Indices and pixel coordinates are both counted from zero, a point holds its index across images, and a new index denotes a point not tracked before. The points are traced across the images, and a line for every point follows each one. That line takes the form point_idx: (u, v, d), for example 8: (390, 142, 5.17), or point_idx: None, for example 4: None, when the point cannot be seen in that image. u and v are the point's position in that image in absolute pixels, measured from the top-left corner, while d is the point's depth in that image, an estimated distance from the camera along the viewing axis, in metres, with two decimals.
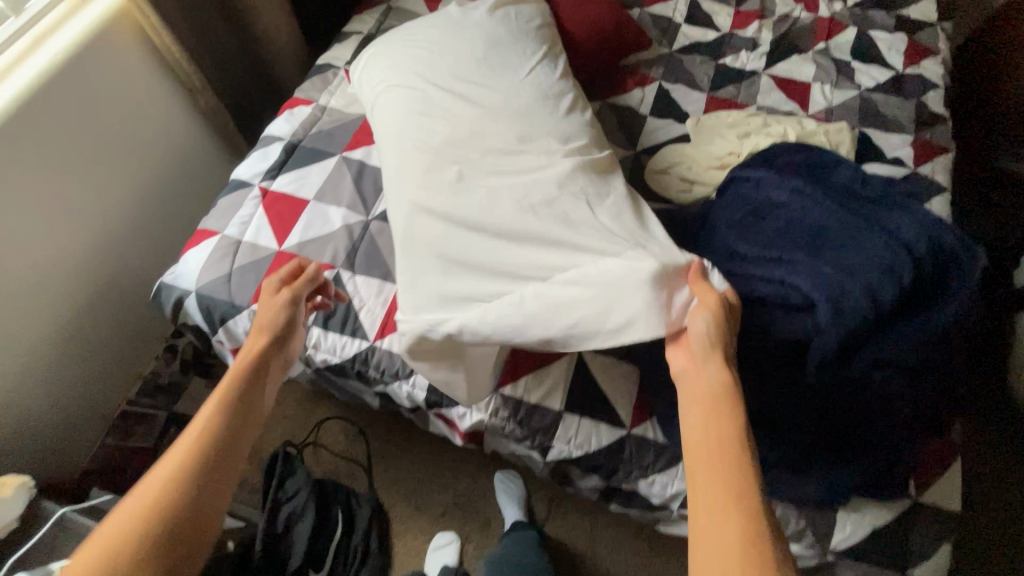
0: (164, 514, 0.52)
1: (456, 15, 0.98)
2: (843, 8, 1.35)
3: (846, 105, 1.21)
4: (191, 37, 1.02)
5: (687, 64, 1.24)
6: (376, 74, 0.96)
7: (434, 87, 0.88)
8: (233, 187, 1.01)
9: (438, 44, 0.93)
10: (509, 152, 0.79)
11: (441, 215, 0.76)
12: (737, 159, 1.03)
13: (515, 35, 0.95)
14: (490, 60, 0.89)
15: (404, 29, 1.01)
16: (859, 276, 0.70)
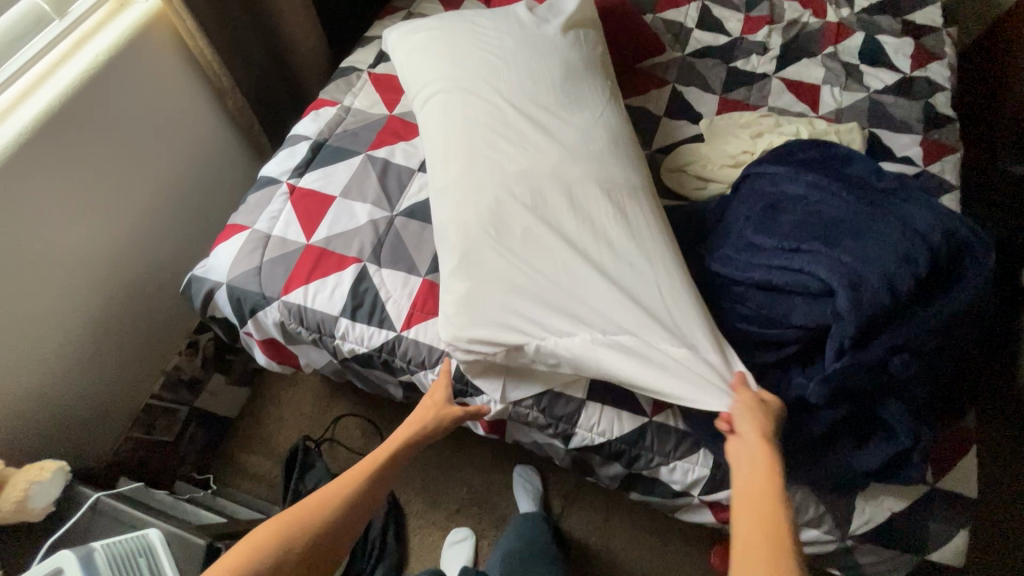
0: (320, 519, 0.69)
1: (528, 20, 0.90)
2: (850, 14, 1.38)
3: (855, 107, 1.24)
4: (223, 41, 1.06)
5: (699, 68, 1.27)
6: (431, 69, 0.88)
7: (508, 105, 0.82)
8: (262, 184, 1.04)
9: (509, 53, 0.86)
10: (583, 194, 0.77)
11: (506, 244, 0.75)
12: (751, 157, 1.06)
13: (588, 65, 0.88)
14: (567, 86, 0.84)
15: (467, 20, 0.90)
16: (875, 263, 0.72)
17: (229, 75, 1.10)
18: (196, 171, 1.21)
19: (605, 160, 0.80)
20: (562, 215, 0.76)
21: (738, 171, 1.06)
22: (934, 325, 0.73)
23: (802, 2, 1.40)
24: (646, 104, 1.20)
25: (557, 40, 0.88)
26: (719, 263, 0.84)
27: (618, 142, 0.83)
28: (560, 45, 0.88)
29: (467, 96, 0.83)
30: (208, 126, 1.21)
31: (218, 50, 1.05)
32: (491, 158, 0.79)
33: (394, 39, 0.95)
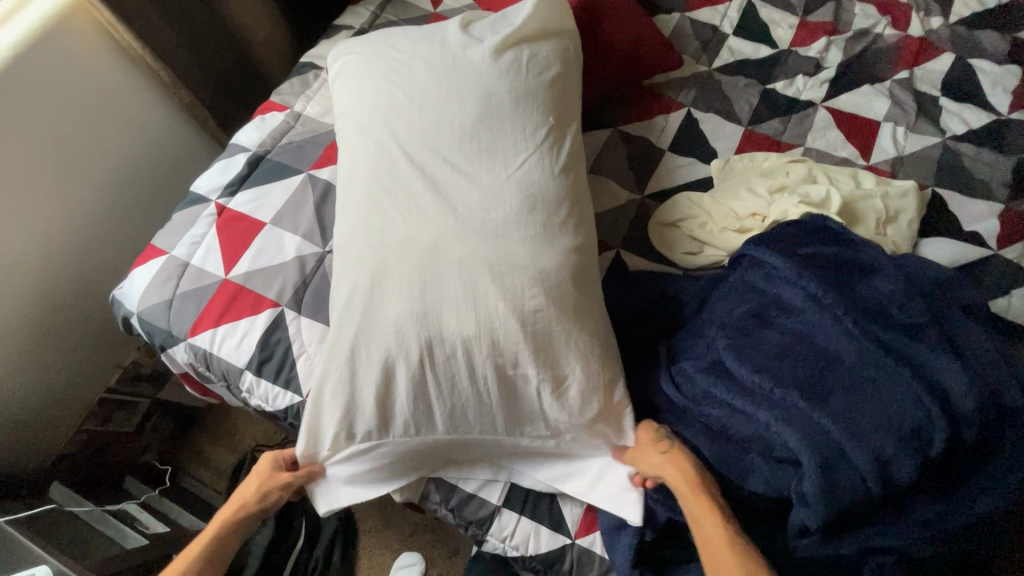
0: None
1: (458, 37, 0.71)
2: (940, 26, 1.08)
3: (921, 156, 0.97)
4: (160, 29, 0.92)
5: (725, 89, 1.04)
6: (344, 101, 0.73)
7: (401, 152, 0.64)
8: (191, 202, 0.95)
9: (419, 81, 0.67)
10: (469, 285, 0.59)
11: (376, 341, 0.61)
12: (760, 224, 0.84)
13: (519, 98, 0.67)
14: (481, 125, 0.64)
15: (389, 41, 0.74)
16: (867, 439, 0.55)
17: (174, 69, 0.97)
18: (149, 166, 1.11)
19: (507, 231, 0.61)
20: (446, 310, 0.59)
21: (742, 240, 0.85)
22: (926, 532, 0.55)
23: (878, 6, 1.10)
24: (649, 136, 0.99)
25: (483, 62, 0.68)
26: (676, 385, 0.68)
27: (537, 206, 0.62)
28: (483, 70, 0.68)
29: (363, 140, 0.68)
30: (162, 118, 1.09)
31: (155, 40, 0.92)
32: (373, 225, 0.63)
33: (330, 57, 0.80)
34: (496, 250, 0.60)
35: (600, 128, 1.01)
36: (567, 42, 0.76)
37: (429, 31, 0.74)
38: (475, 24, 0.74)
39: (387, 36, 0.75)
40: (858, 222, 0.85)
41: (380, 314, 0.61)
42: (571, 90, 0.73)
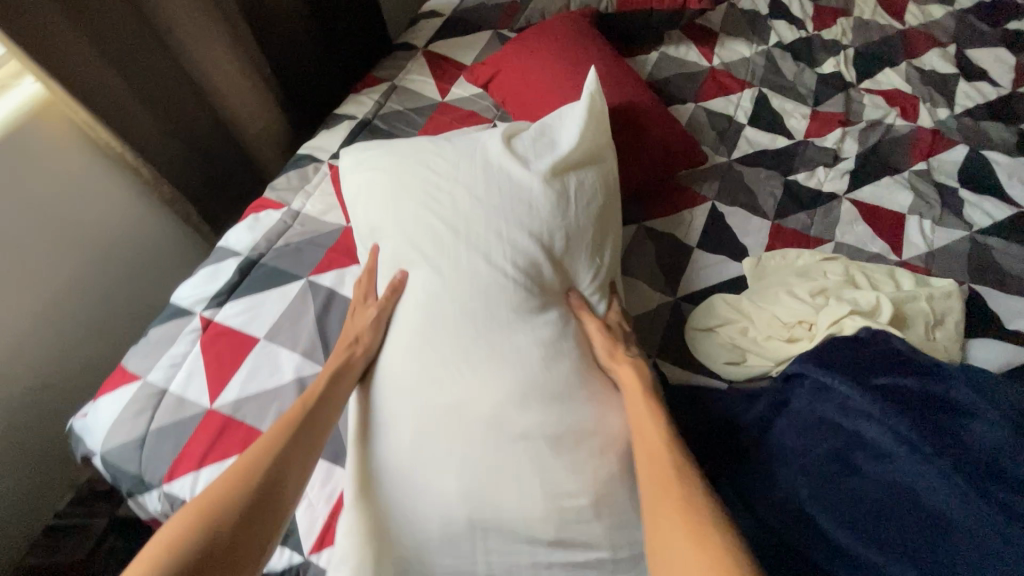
0: (240, 484, 0.52)
1: (499, 157, 0.68)
2: (948, 117, 1.09)
3: (951, 250, 0.95)
4: (147, 127, 0.84)
5: (747, 180, 1.00)
6: (380, 224, 0.70)
7: (450, 296, 0.61)
8: (173, 315, 0.83)
9: (465, 215, 0.65)
10: (533, 448, 0.53)
11: (420, 512, 0.53)
12: (809, 335, 0.78)
13: (569, 239, 0.66)
14: (532, 268, 0.63)
15: (426, 160, 0.70)
16: None
17: (160, 168, 0.88)
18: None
19: (571, 387, 0.57)
20: (506, 479, 0.52)
21: (790, 350, 0.79)
22: None
23: (885, 97, 1.11)
24: (676, 232, 0.94)
25: (531, 194, 0.66)
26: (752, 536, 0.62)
27: (590, 357, 0.61)
28: (530, 204, 0.66)
29: (408, 276, 0.65)
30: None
31: (141, 139, 0.84)
32: (420, 374, 0.58)
33: (351, 165, 0.75)
34: (558, 416, 0.55)
35: (625, 224, 0.96)
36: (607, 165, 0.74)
37: (468, 146, 0.71)
38: (518, 141, 0.72)
39: (423, 152, 0.72)
40: (907, 328, 0.80)
41: (430, 481, 0.54)
42: (613, 217, 0.72)
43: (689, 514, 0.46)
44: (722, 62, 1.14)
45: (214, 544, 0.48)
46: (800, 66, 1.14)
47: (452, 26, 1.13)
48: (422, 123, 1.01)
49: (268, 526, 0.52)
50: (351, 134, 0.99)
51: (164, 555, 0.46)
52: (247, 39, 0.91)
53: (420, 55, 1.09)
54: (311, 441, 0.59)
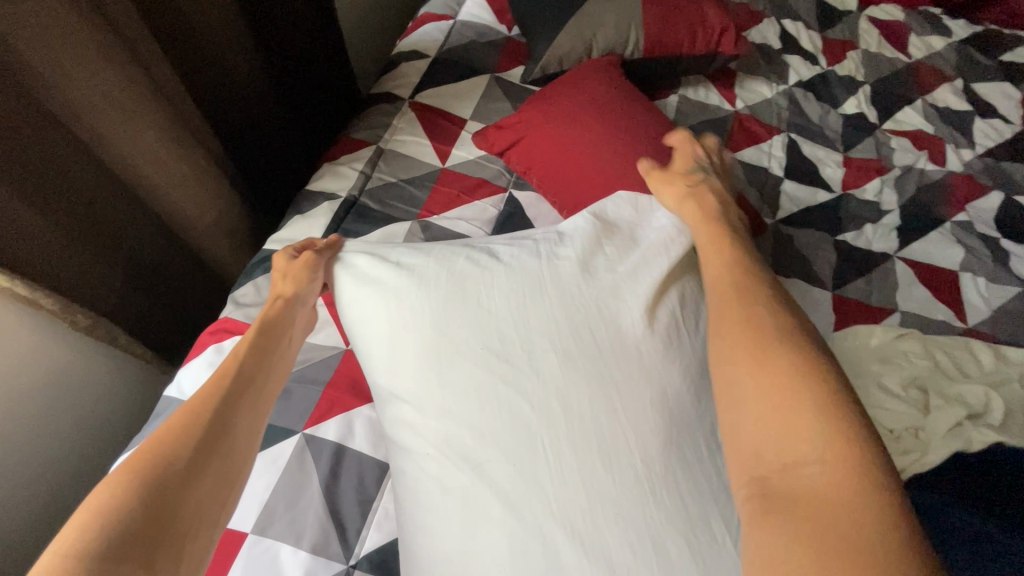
0: (161, 459, 0.43)
1: (580, 285, 0.52)
2: (973, 159, 1.04)
3: (1013, 309, 0.88)
4: (67, 255, 0.62)
5: (798, 245, 0.90)
6: (420, 401, 0.48)
7: (560, 524, 0.42)
8: None
9: (554, 390, 0.47)
10: None
11: None
12: (921, 444, 0.68)
13: (695, 389, 0.50)
14: (671, 458, 0.45)
15: (476, 298, 0.51)
16: None
17: (71, 294, 0.64)
18: (44, 430, 0.70)
19: None
20: None
21: (905, 463, 0.67)
22: None
23: (912, 139, 1.05)
24: None
25: (640, 345, 0.50)
26: None
27: None
28: (641, 361, 0.49)
29: (481, 492, 0.44)
30: (61, 354, 0.70)
31: (54, 269, 0.61)
32: None
33: (349, 303, 0.55)
34: None
35: None
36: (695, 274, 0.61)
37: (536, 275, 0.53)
38: (591, 254, 0.55)
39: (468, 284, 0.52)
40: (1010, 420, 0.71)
41: None
42: None
43: (792, 395, 0.42)
44: (745, 105, 1.03)
45: (154, 506, 0.40)
46: (823, 108, 1.06)
47: (441, 70, 0.93)
48: (423, 197, 0.80)
49: (214, 499, 0.44)
50: (336, 220, 0.77)
51: (96, 523, 0.38)
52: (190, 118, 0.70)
53: (406, 108, 0.89)
54: (246, 399, 0.51)
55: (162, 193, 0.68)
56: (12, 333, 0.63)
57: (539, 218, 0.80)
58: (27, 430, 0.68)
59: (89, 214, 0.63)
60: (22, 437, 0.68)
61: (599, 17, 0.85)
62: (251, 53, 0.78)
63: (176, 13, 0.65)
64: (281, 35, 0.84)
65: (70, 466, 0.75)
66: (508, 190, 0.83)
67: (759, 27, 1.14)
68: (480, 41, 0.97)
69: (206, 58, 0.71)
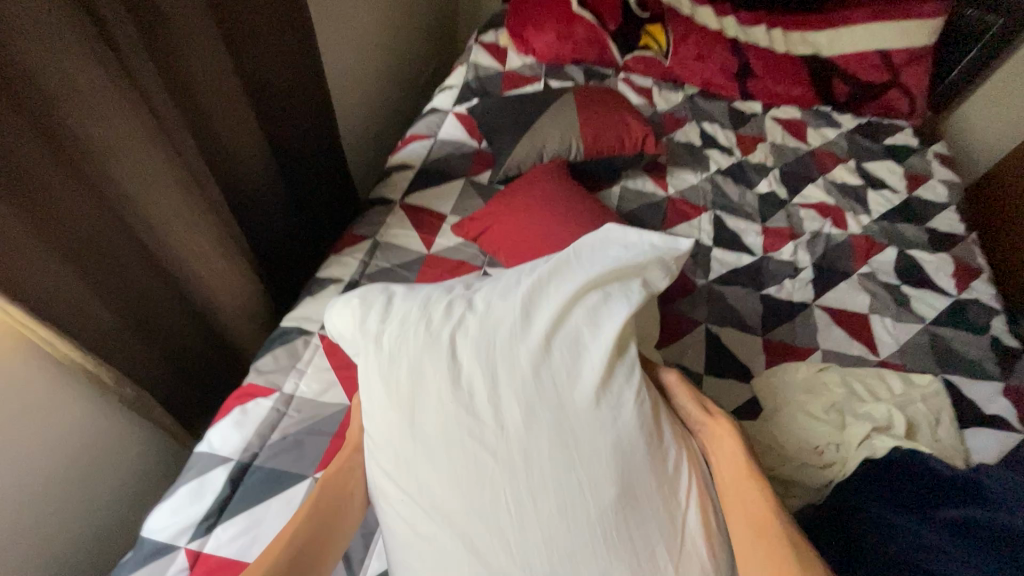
0: None
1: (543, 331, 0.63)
2: (870, 222, 1.26)
3: (916, 342, 1.05)
4: (117, 334, 0.76)
5: (730, 300, 1.07)
6: (408, 452, 0.61)
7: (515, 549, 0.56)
8: (151, 553, 0.68)
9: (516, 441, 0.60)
10: None
11: None
12: (842, 458, 0.80)
13: (641, 433, 0.61)
14: (616, 501, 0.58)
15: (456, 358, 0.63)
16: None
17: (122, 369, 0.78)
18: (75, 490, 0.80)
19: None
20: None
21: (829, 476, 0.79)
22: None
23: (818, 209, 1.27)
24: (683, 359, 0.96)
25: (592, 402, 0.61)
26: None
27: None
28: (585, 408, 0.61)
29: (455, 530, 0.58)
30: (103, 425, 0.82)
31: (103, 344, 0.74)
32: None
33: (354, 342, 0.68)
34: None
35: None
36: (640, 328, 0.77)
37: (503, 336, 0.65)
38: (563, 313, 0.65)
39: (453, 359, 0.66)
40: (917, 432, 0.85)
41: None
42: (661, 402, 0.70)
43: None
44: (676, 190, 1.25)
45: None
46: (741, 189, 1.28)
47: (425, 177, 1.15)
48: (413, 277, 0.98)
49: None
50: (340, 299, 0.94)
51: None
52: (222, 215, 0.86)
53: (398, 208, 1.09)
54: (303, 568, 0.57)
55: (196, 278, 0.82)
56: (71, 405, 0.76)
57: None
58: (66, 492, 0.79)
59: (122, 287, 0.76)
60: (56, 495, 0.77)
61: (548, 132, 1.09)
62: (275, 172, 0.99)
63: (220, 146, 0.86)
64: (291, 156, 1.05)
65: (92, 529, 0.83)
66: (482, 268, 1.00)
67: (684, 129, 1.40)
68: (457, 153, 1.21)
69: (239, 176, 0.91)
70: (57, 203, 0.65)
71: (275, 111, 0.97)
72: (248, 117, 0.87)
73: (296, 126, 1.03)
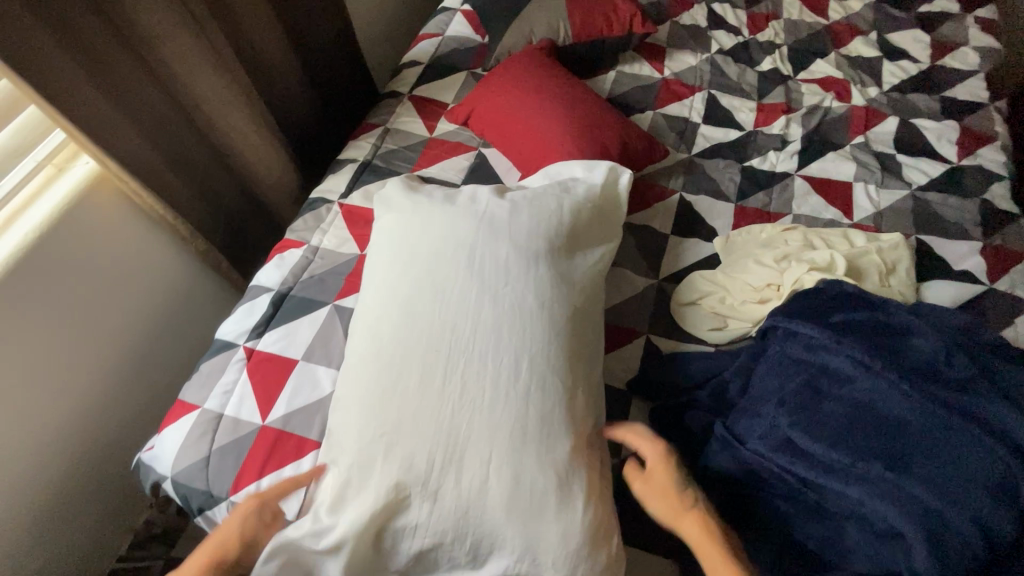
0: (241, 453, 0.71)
1: (508, 301, 0.68)
2: (878, 94, 1.23)
3: (897, 207, 1.07)
4: (184, 195, 0.98)
5: (709, 171, 1.13)
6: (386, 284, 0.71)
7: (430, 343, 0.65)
8: (219, 348, 0.94)
9: (470, 258, 0.71)
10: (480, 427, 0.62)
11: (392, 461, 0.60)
12: (778, 295, 0.89)
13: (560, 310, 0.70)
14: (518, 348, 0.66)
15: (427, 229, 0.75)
16: (940, 485, 0.60)
17: (195, 226, 1.02)
18: (164, 320, 1.07)
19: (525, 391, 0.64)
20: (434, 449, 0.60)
21: (764, 310, 0.89)
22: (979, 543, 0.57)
23: (821, 84, 1.25)
24: (652, 222, 1.06)
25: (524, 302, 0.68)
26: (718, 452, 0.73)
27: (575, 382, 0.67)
28: (419, 537, 0.59)
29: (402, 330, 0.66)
30: (184, 271, 1.09)
31: (173, 198, 0.96)
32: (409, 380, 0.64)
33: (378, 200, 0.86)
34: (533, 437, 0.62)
35: None
36: (607, 198, 0.86)
37: (465, 297, 0.68)
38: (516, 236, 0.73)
39: (430, 257, 0.72)
40: (863, 278, 0.92)
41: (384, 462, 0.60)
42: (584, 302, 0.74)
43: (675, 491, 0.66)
44: (672, 72, 1.28)
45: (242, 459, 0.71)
46: (741, 68, 1.29)
47: (431, 71, 1.28)
48: (415, 157, 1.14)
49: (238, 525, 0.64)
50: (354, 177, 1.12)
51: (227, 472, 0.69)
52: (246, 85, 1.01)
53: (406, 100, 1.23)
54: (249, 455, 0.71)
55: (227, 139, 1.00)
56: (159, 251, 1.02)
57: (496, 165, 1.10)
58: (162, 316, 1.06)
59: (188, 157, 0.98)
60: (147, 322, 1.03)
61: (537, 18, 1.17)
62: (297, 63, 1.15)
63: (237, 28, 1.00)
64: (313, 53, 1.22)
65: (186, 350, 1.13)
66: (476, 148, 1.14)
67: (690, 12, 1.39)
68: (460, 48, 1.31)
69: (258, 59, 1.06)
70: (117, 71, 0.83)
71: (295, 8, 1.12)
72: (266, 4, 1.02)
73: (313, 22, 1.18)
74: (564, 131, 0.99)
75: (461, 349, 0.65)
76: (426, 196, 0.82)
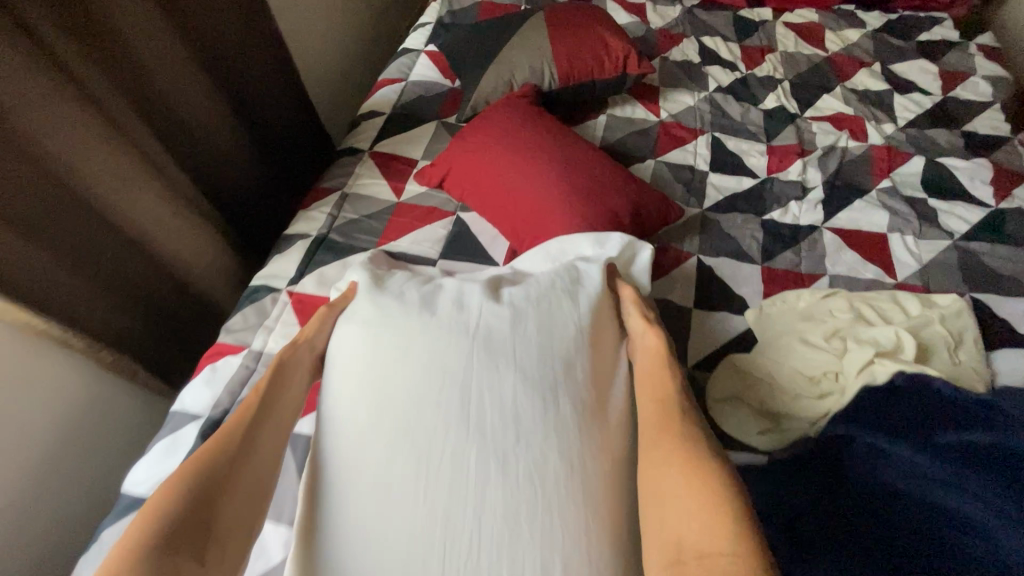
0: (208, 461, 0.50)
1: (526, 465, 0.50)
2: (895, 131, 1.11)
3: (942, 261, 0.93)
4: (78, 295, 0.76)
5: (726, 227, 0.98)
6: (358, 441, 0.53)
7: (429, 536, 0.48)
8: (128, 506, 0.70)
9: (470, 400, 0.53)
10: None
11: None
12: (840, 387, 0.73)
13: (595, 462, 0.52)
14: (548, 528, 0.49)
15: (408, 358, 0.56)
16: None
17: (98, 331, 0.80)
18: (60, 457, 0.82)
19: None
20: None
21: (827, 407, 0.72)
22: None
23: (833, 122, 1.13)
24: (671, 294, 0.89)
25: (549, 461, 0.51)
26: None
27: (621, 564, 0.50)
28: None
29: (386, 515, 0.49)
30: (90, 386, 0.85)
31: (60, 300, 0.74)
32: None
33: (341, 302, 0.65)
34: None
35: None
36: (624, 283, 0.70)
37: (466, 463, 0.50)
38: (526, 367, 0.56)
39: (412, 397, 0.53)
40: (930, 357, 0.76)
41: None
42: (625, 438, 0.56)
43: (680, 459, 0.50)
44: (669, 114, 1.14)
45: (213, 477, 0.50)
46: (744, 107, 1.16)
47: (396, 123, 1.10)
48: (381, 228, 0.94)
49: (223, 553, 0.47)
50: (307, 255, 0.91)
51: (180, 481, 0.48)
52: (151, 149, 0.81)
53: (368, 158, 1.04)
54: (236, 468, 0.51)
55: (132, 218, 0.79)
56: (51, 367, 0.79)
57: (480, 233, 0.92)
58: (59, 448, 0.82)
59: (92, 254, 0.77)
60: (35, 465, 0.79)
61: (517, 60, 1.02)
62: (230, 117, 0.96)
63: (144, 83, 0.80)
64: (253, 107, 1.03)
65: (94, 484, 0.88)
66: (454, 213, 0.95)
67: (680, 47, 1.27)
68: (428, 95, 1.13)
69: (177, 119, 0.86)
70: None
71: (225, 56, 0.94)
72: (177, 50, 0.83)
73: (250, 70, 1.00)
74: (562, 195, 0.82)
75: (460, 554, 0.47)
76: (396, 297, 0.62)
